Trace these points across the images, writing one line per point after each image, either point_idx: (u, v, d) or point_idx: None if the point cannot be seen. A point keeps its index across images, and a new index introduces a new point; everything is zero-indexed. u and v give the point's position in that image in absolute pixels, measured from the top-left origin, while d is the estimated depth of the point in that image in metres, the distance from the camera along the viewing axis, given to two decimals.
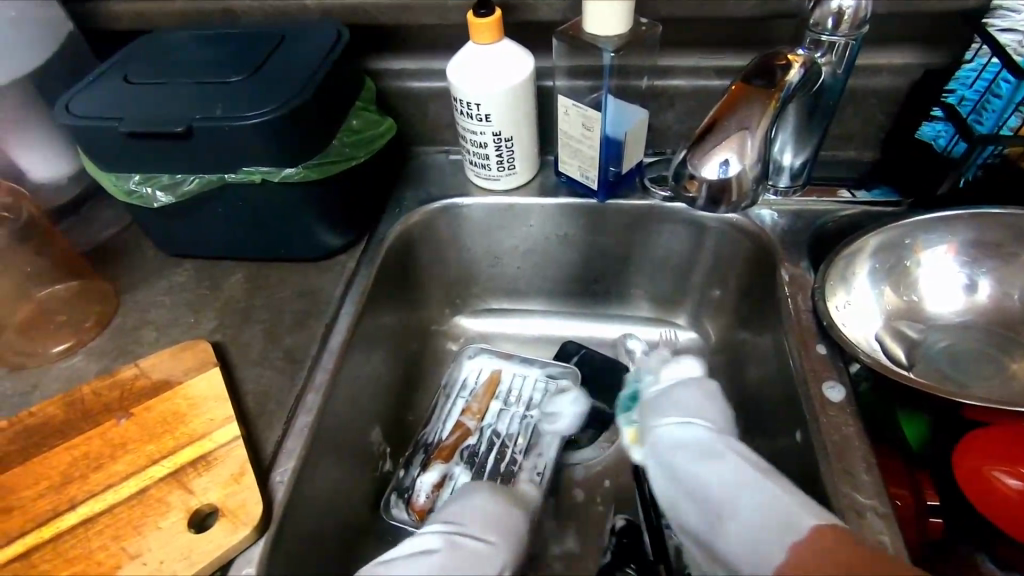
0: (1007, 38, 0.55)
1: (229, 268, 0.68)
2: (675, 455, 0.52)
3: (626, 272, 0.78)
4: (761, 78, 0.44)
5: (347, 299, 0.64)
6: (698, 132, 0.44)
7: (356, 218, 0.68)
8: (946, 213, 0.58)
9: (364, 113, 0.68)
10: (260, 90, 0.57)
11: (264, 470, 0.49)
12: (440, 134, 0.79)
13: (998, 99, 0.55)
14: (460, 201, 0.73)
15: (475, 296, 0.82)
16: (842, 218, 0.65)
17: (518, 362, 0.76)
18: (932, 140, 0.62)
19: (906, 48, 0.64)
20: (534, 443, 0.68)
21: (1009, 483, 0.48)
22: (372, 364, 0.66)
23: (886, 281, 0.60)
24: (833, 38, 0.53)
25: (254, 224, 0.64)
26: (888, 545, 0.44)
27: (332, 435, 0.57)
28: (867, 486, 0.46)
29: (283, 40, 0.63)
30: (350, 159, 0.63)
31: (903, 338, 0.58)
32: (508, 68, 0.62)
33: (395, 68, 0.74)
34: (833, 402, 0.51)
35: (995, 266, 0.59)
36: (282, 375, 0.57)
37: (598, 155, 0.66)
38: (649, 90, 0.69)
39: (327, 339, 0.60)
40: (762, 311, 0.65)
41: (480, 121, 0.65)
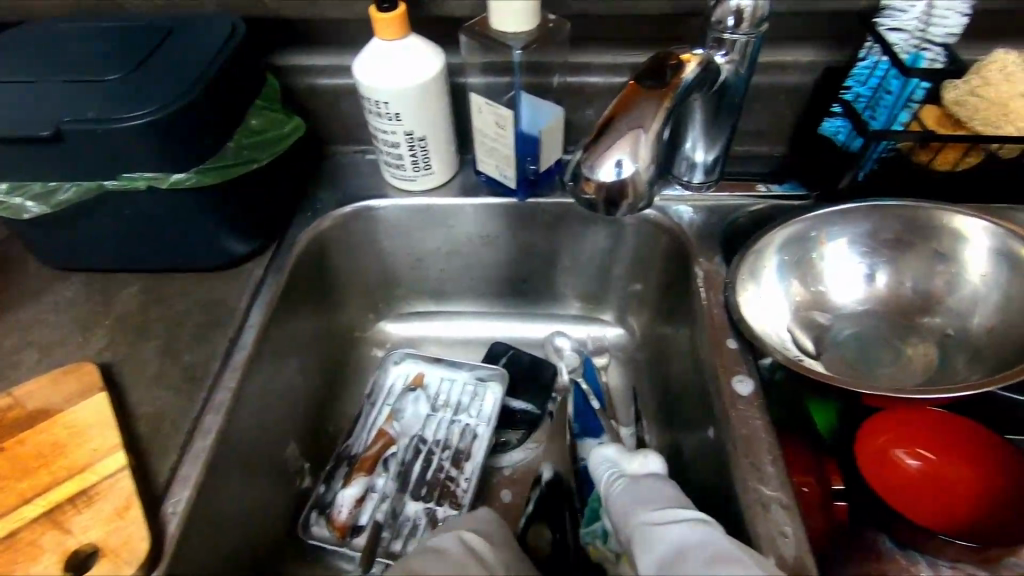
0: (895, 37, 0.57)
1: (124, 281, 0.63)
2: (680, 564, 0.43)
3: (552, 271, 0.77)
4: (656, 78, 0.43)
5: (253, 310, 0.60)
6: (595, 131, 0.43)
7: (263, 224, 0.64)
8: (846, 207, 0.60)
9: (266, 112, 0.64)
10: (140, 89, 0.52)
11: (154, 502, 0.46)
12: (355, 133, 0.76)
13: (888, 95, 0.59)
14: (376, 203, 0.71)
15: (400, 300, 0.80)
16: (753, 212, 0.66)
17: (446, 366, 0.74)
18: (832, 136, 0.64)
19: (809, 45, 0.66)
20: (462, 449, 0.67)
21: (908, 463, 0.54)
22: (285, 378, 0.63)
23: (794, 274, 0.61)
24: (734, 36, 0.53)
25: (147, 233, 0.59)
26: (791, 535, 0.45)
27: (237, 458, 0.53)
28: (774, 478, 0.47)
29: (170, 33, 0.59)
30: (252, 161, 0.59)
31: (810, 329, 0.60)
32: (414, 65, 0.59)
33: (301, 63, 0.70)
34: (743, 395, 0.52)
35: (892, 257, 0.61)
36: (179, 396, 0.53)
37: (514, 153, 0.65)
38: (564, 88, 0.68)
39: (230, 355, 0.56)
40: (681, 306, 0.66)
41: (390, 120, 0.62)
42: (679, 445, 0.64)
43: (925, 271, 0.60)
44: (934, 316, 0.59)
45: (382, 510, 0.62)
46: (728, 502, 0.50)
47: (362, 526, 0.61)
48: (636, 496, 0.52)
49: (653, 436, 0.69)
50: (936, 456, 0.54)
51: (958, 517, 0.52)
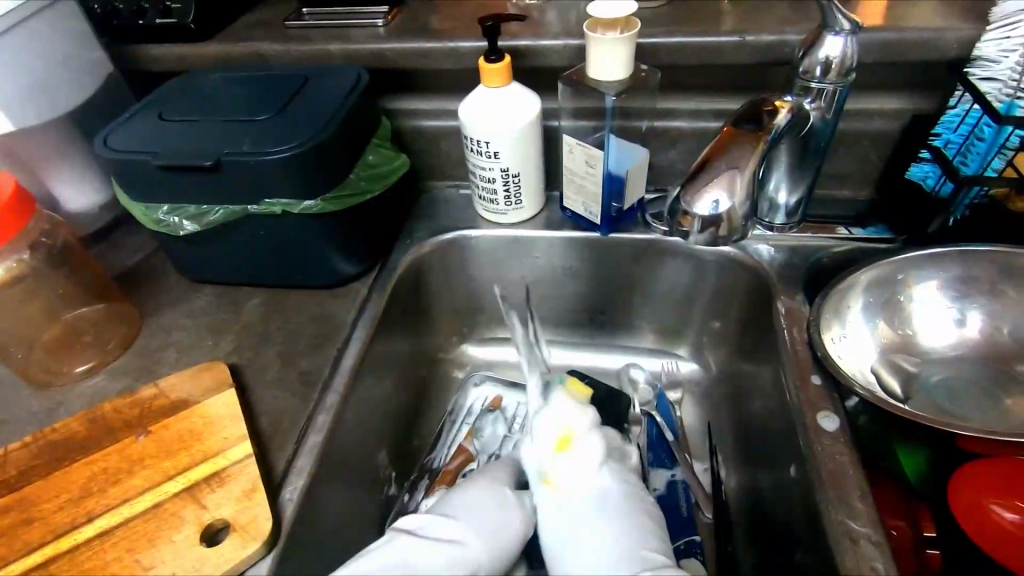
0: (987, 86, 0.58)
1: (248, 294, 0.71)
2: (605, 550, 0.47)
3: (629, 303, 0.80)
4: (750, 123, 0.46)
5: (359, 325, 0.66)
6: (691, 171, 0.47)
7: (370, 249, 0.71)
8: (936, 251, 0.60)
9: (380, 149, 0.72)
10: (284, 128, 0.60)
11: (275, 488, 0.51)
12: (452, 169, 0.83)
13: (981, 142, 0.58)
14: (468, 233, 0.77)
15: (482, 325, 0.84)
16: (836, 254, 0.67)
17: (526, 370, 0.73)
18: (920, 180, 0.64)
19: (895, 94, 0.68)
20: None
21: (1005, 516, 0.49)
22: (382, 389, 0.68)
23: (881, 314, 0.61)
24: (822, 85, 0.56)
25: (274, 253, 0.67)
26: (881, 572, 0.44)
27: (342, 457, 0.58)
28: (861, 513, 0.47)
29: (307, 81, 0.68)
30: (366, 193, 0.66)
31: (899, 371, 0.60)
32: (516, 111, 0.66)
33: (411, 108, 0.79)
34: (828, 431, 0.52)
35: (985, 301, 0.60)
36: (295, 396, 0.59)
37: (601, 190, 0.69)
38: (650, 131, 0.72)
39: (339, 362, 0.62)
40: (760, 342, 0.67)
41: (489, 158, 0.69)
42: (757, 482, 0.64)
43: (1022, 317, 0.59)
44: None
45: None
46: (813, 536, 0.49)
47: None
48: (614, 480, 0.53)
49: (729, 472, 0.69)
50: None
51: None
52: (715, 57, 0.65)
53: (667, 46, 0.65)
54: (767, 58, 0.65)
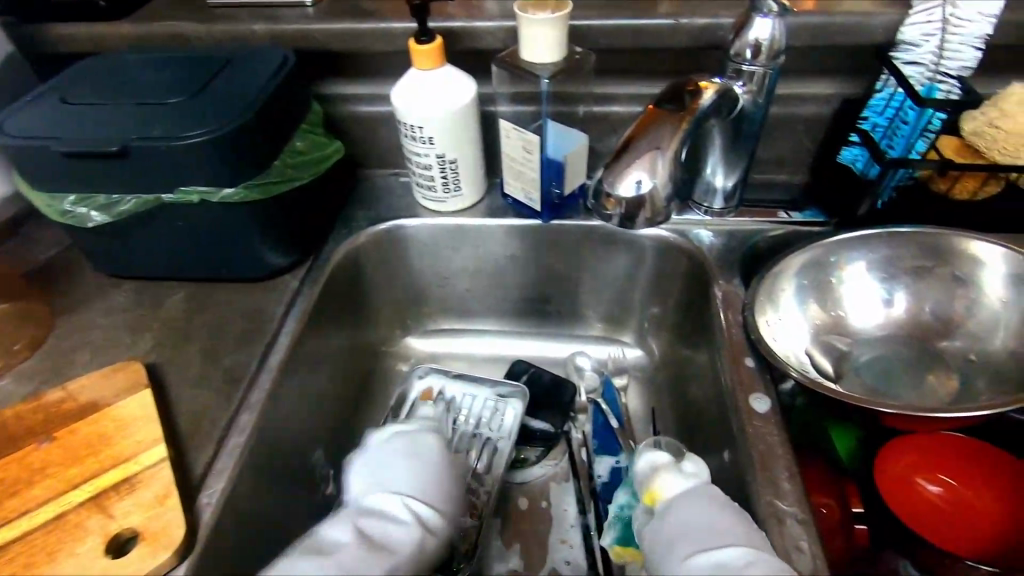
0: (911, 70, 0.59)
1: (170, 289, 0.68)
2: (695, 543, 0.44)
3: (574, 291, 0.79)
4: (672, 103, 0.45)
5: (288, 319, 0.63)
6: (614, 150, 0.45)
7: (301, 239, 0.68)
8: (865, 232, 0.61)
9: (309, 135, 0.68)
10: (199, 112, 0.57)
11: (191, 491, 0.48)
12: (390, 157, 0.80)
13: (905, 125, 0.60)
14: (406, 222, 0.74)
15: (426, 317, 0.82)
16: (772, 238, 0.68)
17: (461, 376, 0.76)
18: (849, 164, 0.66)
19: (827, 78, 0.69)
20: (484, 437, 0.70)
21: (929, 489, 0.53)
22: (315, 385, 0.65)
23: (813, 297, 0.62)
24: (752, 67, 0.56)
25: (196, 246, 0.64)
26: (807, 550, 0.44)
27: (268, 457, 0.55)
28: (789, 493, 0.47)
29: (228, 62, 0.64)
30: (293, 180, 0.63)
31: (830, 352, 0.61)
32: (448, 95, 0.64)
33: (344, 92, 0.76)
34: (759, 413, 0.53)
35: (911, 280, 0.61)
36: (217, 395, 0.56)
37: (540, 176, 0.68)
38: (588, 116, 0.71)
39: (266, 359, 0.59)
40: (699, 327, 0.67)
41: (424, 144, 0.66)
42: (697, 465, 0.64)
43: (945, 295, 0.60)
44: (954, 340, 0.59)
45: None
46: None
47: None
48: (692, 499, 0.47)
49: None
50: (956, 481, 0.53)
51: (999, 540, 0.50)
52: (650, 39, 0.65)
53: (602, 28, 0.64)
54: (701, 41, 0.65)
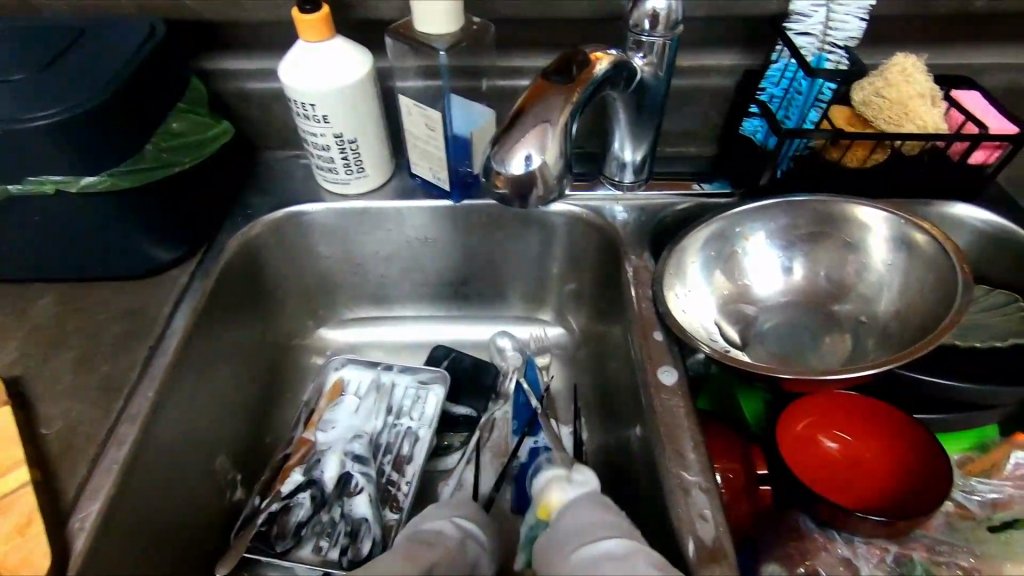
0: (803, 40, 0.60)
1: (37, 291, 0.61)
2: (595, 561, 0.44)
3: (491, 272, 0.78)
4: (561, 74, 0.43)
5: (176, 318, 0.58)
6: (503, 124, 0.41)
7: (188, 230, 0.62)
8: (765, 202, 0.62)
9: (189, 115, 0.62)
10: (48, 90, 0.50)
11: (60, 515, 0.43)
12: (288, 137, 0.75)
13: (800, 95, 0.60)
14: (307, 207, 0.70)
15: (339, 306, 0.79)
16: (681, 210, 0.68)
17: (377, 365, 0.74)
18: (751, 135, 0.67)
19: (728, 50, 0.69)
20: (404, 426, 0.69)
21: (829, 445, 0.56)
22: (213, 387, 0.61)
23: (719, 268, 0.63)
24: (652, 38, 0.56)
25: (60, 242, 0.57)
26: (710, 518, 0.45)
27: (155, 469, 0.51)
28: (694, 463, 0.48)
29: (84, 34, 0.57)
30: (172, 165, 0.58)
31: (736, 321, 0.62)
32: (338, 69, 0.59)
33: (230, 68, 0.69)
34: (666, 385, 0.53)
35: (809, 248, 0.63)
36: (93, 407, 0.51)
37: (445, 155, 0.65)
38: (495, 90, 0.69)
39: (149, 363, 0.54)
40: (614, 303, 0.67)
41: (318, 122, 0.62)
42: (615, 440, 0.65)
43: (840, 261, 0.62)
44: (845, 303, 0.62)
45: (302, 521, 0.61)
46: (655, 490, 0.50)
47: (277, 543, 0.59)
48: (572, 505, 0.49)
49: (592, 432, 0.70)
50: (852, 436, 0.56)
51: (887, 494, 0.53)
52: (551, 10, 0.63)
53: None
54: (602, 12, 0.63)
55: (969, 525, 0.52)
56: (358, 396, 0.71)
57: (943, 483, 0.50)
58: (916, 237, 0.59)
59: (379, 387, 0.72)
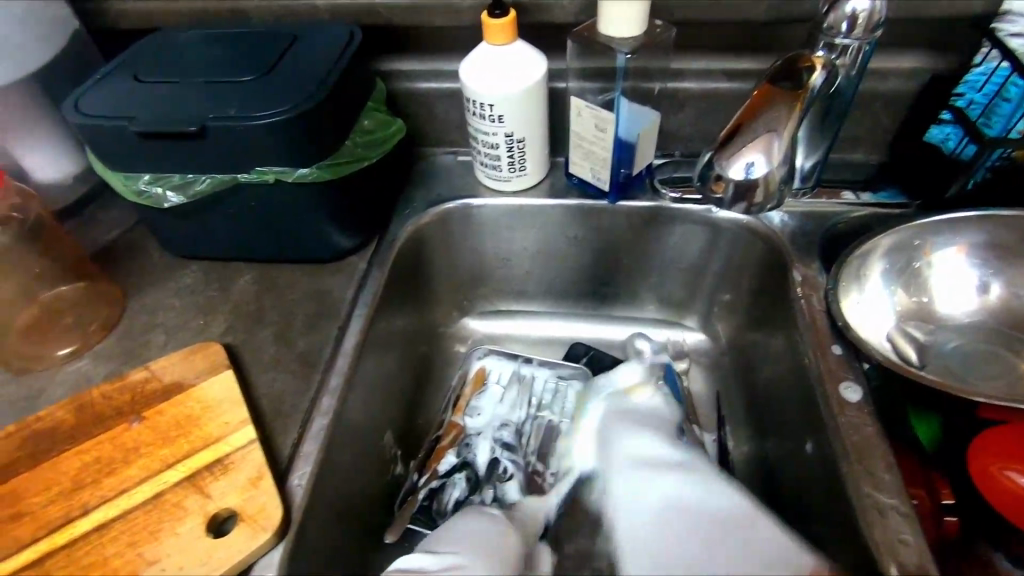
0: (1017, 43, 0.56)
1: (238, 270, 0.68)
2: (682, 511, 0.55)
3: (635, 274, 0.78)
4: (788, 80, 0.44)
5: (360, 300, 0.63)
6: (722, 136, 0.46)
7: (368, 220, 0.67)
8: (957, 215, 0.58)
9: (373, 113, 0.67)
10: (273, 91, 0.55)
11: (280, 474, 0.49)
12: (448, 135, 0.79)
13: (1006, 103, 0.57)
14: (472, 202, 0.73)
15: (483, 298, 0.82)
16: (852, 220, 0.66)
17: (516, 357, 0.77)
18: (939, 143, 0.62)
19: (916, 51, 0.65)
20: (545, 419, 0.71)
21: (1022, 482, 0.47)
22: (383, 368, 0.65)
23: (898, 282, 0.60)
24: (847, 41, 0.53)
25: (265, 227, 0.63)
26: (911, 544, 0.43)
27: (347, 439, 0.56)
28: (888, 486, 0.46)
29: (297, 38, 0.63)
30: (363, 159, 0.62)
31: (915, 339, 0.59)
32: (517, 71, 0.62)
33: (405, 69, 0.74)
34: (851, 402, 0.51)
35: (1005, 267, 0.59)
36: (297, 377, 0.56)
37: (610, 156, 0.66)
38: (661, 93, 0.69)
39: (341, 341, 0.59)
40: (774, 312, 0.66)
41: (492, 122, 0.65)
42: (770, 451, 0.63)
43: None
44: None
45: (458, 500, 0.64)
46: (836, 507, 0.49)
47: (436, 517, 0.62)
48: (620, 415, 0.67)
49: (738, 442, 0.69)
50: None
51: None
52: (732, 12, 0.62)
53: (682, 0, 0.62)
54: (785, 14, 0.62)
55: None
56: (502, 385, 0.74)
57: None
58: None
59: (519, 381, 0.74)
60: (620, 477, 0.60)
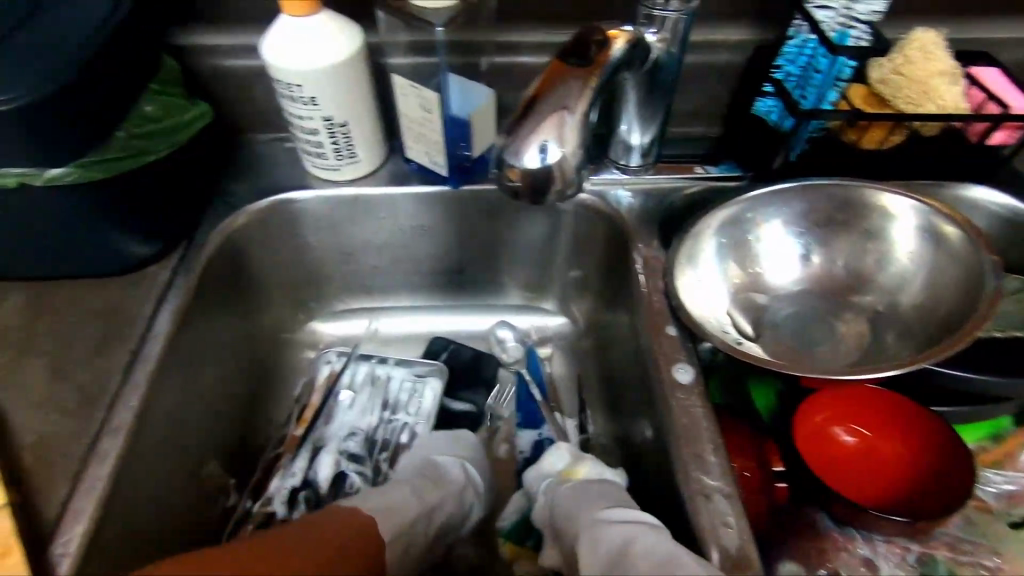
0: (822, 14, 0.56)
1: (3, 290, 0.56)
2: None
3: (491, 261, 0.74)
4: (580, 55, 0.40)
5: (158, 317, 0.54)
6: (517, 114, 0.39)
7: (167, 223, 0.58)
8: (779, 186, 0.59)
9: (162, 96, 0.58)
10: (2, 70, 0.45)
11: (41, 541, 0.40)
12: (272, 118, 0.70)
13: (818, 74, 0.58)
14: (293, 196, 0.66)
15: (331, 297, 0.75)
16: (691, 194, 0.66)
17: (367, 357, 0.71)
18: (764, 116, 0.63)
19: (740, 23, 0.65)
20: (399, 422, 0.66)
21: (845, 439, 0.54)
22: (200, 391, 0.57)
23: (732, 256, 0.60)
24: (664, 13, 0.52)
25: (24, 237, 0.52)
26: (733, 525, 0.43)
27: (143, 484, 0.48)
28: (715, 467, 0.46)
29: (43, 4, 0.51)
30: (147, 154, 0.53)
31: (747, 311, 0.60)
32: (324, 43, 0.55)
33: (206, 43, 0.64)
34: (683, 384, 0.50)
35: (825, 236, 0.61)
36: (72, 418, 0.47)
37: (444, 138, 0.61)
38: (494, 68, 0.64)
39: (132, 368, 0.51)
40: (621, 292, 0.65)
41: (307, 105, 0.58)
42: (624, 433, 0.63)
43: (858, 249, 0.60)
44: (867, 295, 0.59)
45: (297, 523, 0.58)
46: (671, 491, 0.48)
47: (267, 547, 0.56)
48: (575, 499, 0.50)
49: (597, 425, 0.68)
50: (869, 431, 0.54)
51: (905, 485, 0.52)
52: None
53: None
54: None
55: (986, 519, 0.51)
56: (353, 389, 0.69)
57: (949, 482, 0.50)
58: (945, 230, 0.56)
59: (372, 384, 0.69)
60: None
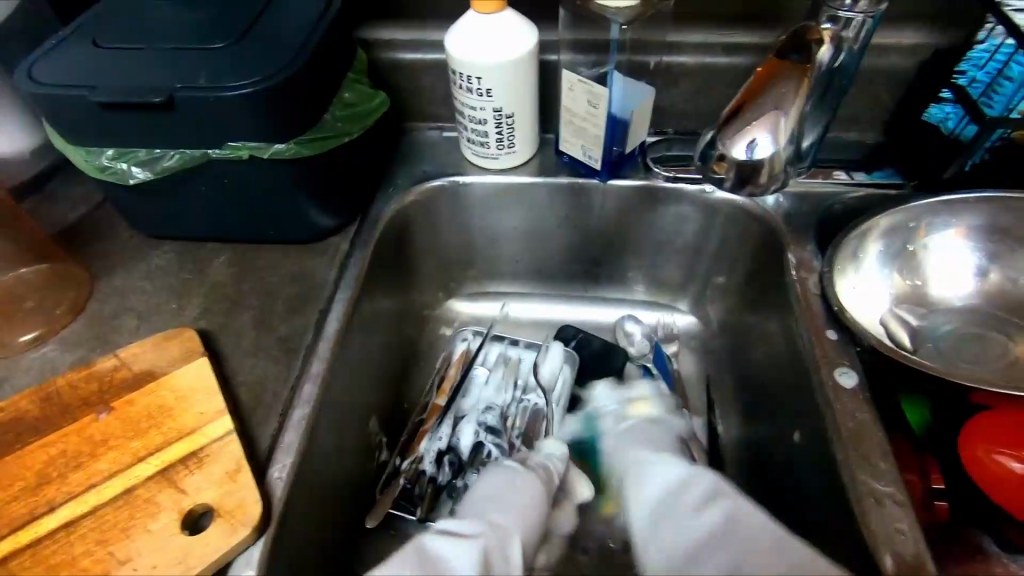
0: (1021, 18, 0.54)
1: (212, 251, 0.64)
2: (673, 503, 0.50)
3: (626, 256, 0.76)
4: (796, 53, 0.45)
5: (342, 283, 0.60)
6: (729, 112, 0.47)
7: (349, 199, 0.64)
8: (954, 197, 0.57)
9: (356, 86, 0.64)
10: (248, 58, 0.52)
11: (260, 466, 0.47)
12: (434, 109, 0.75)
13: (1009, 82, 0.55)
14: (461, 179, 0.70)
15: (471, 279, 0.79)
16: (849, 200, 0.64)
17: (499, 341, 0.75)
18: (939, 123, 0.61)
19: (914, 28, 0.64)
20: (530, 402, 0.69)
21: (1012, 466, 0.47)
22: (368, 353, 0.63)
23: (894, 265, 0.59)
24: (851, 14, 0.50)
25: (238, 205, 0.60)
26: (906, 532, 0.43)
27: (330, 428, 0.54)
28: (884, 473, 0.46)
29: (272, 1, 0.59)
30: (344, 136, 0.59)
31: (909, 322, 0.58)
32: (506, 40, 0.58)
33: (389, 38, 0.70)
34: (847, 388, 0.51)
35: (1002, 252, 0.58)
36: (277, 364, 0.54)
37: (603, 133, 0.63)
38: (654, 67, 0.66)
39: (323, 325, 0.57)
40: (767, 294, 0.65)
41: (480, 96, 0.62)
42: (761, 435, 0.63)
43: None
44: None
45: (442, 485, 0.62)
46: (831, 492, 0.49)
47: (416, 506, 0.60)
48: (631, 435, 0.60)
49: (728, 425, 0.68)
50: None
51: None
52: None
53: None
54: None
55: None
56: (487, 367, 0.72)
57: None
58: None
59: (503, 366, 0.72)
60: (635, 484, 0.54)
